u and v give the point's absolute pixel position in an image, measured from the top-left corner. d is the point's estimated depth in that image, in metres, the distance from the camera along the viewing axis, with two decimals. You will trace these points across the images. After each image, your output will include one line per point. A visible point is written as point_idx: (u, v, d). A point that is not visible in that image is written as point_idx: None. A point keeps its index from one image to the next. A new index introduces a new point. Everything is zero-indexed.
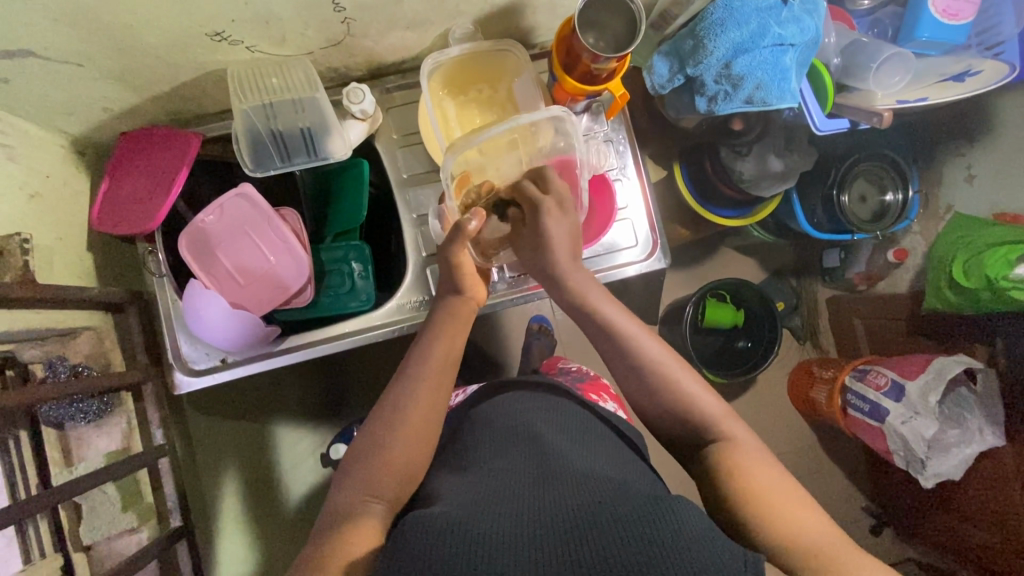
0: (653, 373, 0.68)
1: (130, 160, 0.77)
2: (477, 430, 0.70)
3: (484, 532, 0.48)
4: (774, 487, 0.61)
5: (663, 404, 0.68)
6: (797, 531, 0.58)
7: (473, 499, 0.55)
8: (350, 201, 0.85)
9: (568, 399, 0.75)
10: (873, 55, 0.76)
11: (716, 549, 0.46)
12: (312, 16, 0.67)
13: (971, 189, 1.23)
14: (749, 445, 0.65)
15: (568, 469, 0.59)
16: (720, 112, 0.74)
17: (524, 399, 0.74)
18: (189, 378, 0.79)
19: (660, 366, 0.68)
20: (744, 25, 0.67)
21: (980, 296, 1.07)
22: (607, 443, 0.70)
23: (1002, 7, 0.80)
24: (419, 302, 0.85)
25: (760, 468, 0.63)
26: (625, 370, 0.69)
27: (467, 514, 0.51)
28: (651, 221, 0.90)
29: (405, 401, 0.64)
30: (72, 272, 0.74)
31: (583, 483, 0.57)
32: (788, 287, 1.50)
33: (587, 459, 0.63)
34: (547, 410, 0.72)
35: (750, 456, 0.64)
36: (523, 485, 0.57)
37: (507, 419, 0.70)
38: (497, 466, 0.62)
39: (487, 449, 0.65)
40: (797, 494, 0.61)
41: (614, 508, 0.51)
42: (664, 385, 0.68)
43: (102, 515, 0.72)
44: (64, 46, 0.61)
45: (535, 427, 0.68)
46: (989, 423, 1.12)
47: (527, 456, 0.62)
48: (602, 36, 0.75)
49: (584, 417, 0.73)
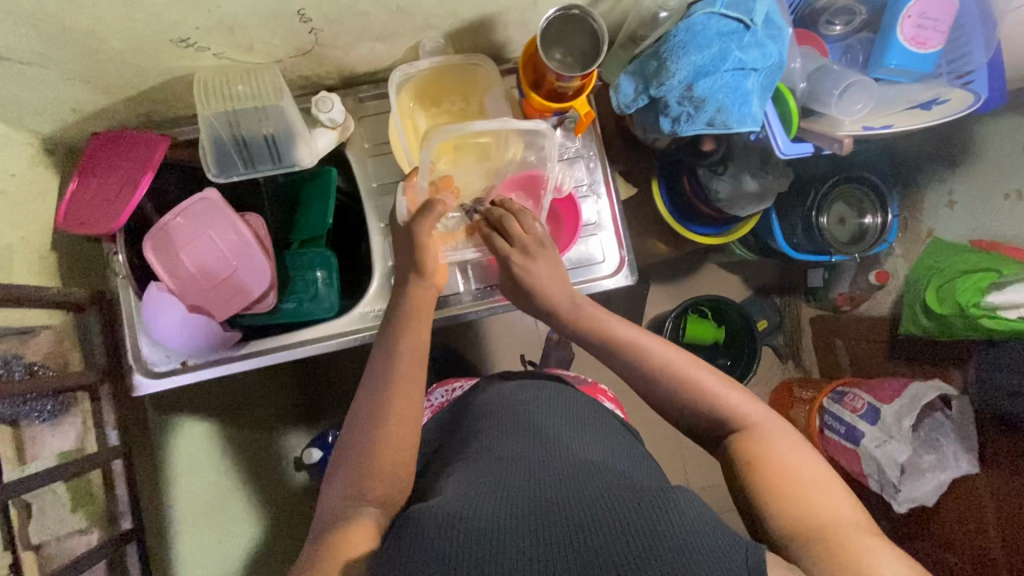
0: (653, 370, 0.68)
1: (98, 160, 0.77)
2: (484, 421, 0.72)
3: (483, 524, 0.49)
4: (793, 470, 0.59)
5: (663, 396, 0.68)
6: (812, 516, 0.55)
7: (474, 491, 0.56)
8: (316, 209, 0.86)
9: (570, 396, 0.76)
10: (837, 81, 0.77)
11: (714, 539, 0.47)
12: (278, 26, 0.68)
13: (953, 215, 1.19)
14: (771, 434, 0.63)
15: (569, 464, 0.60)
16: (684, 133, 0.75)
17: (530, 395, 0.75)
18: (147, 381, 0.80)
19: (665, 363, 0.68)
20: (705, 48, 0.68)
21: (954, 323, 1.06)
22: (613, 438, 0.71)
23: (972, 37, 0.80)
24: (382, 311, 0.86)
25: (784, 451, 0.60)
26: (632, 372, 0.69)
27: (467, 506, 0.52)
28: (619, 237, 0.91)
29: (356, 412, 0.64)
30: (33, 270, 0.75)
31: (586, 476, 0.58)
32: (771, 305, 1.49)
33: (591, 453, 0.64)
34: (554, 408, 0.73)
35: (776, 447, 0.62)
36: (522, 478, 0.59)
37: (513, 415, 0.71)
38: (500, 459, 0.62)
39: (491, 442, 0.66)
40: (820, 477, 0.58)
41: (616, 501, 0.52)
42: (672, 382, 0.67)
43: (51, 513, 0.72)
44: (28, 49, 0.61)
45: (538, 424, 0.68)
46: (963, 450, 1.11)
47: (531, 450, 0.63)
48: (568, 51, 0.77)
49: (595, 414, 0.74)
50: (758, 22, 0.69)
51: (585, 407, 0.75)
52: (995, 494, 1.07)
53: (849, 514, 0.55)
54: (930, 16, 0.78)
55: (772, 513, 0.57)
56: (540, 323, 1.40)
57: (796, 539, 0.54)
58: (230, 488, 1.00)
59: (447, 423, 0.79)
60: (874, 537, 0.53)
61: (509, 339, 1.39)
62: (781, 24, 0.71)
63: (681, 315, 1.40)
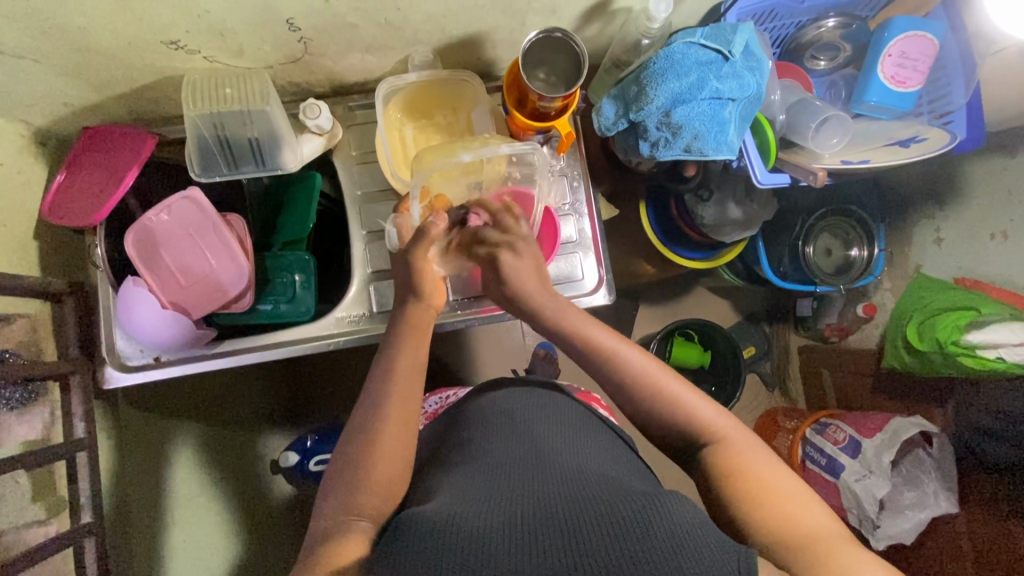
0: (631, 378, 0.67)
1: (86, 155, 0.79)
2: (475, 426, 0.72)
3: (473, 526, 0.50)
4: (774, 483, 0.58)
5: (648, 412, 0.67)
6: (796, 527, 0.55)
7: (466, 497, 0.55)
8: (299, 212, 0.88)
9: (556, 400, 0.77)
10: (814, 115, 0.80)
11: (706, 541, 0.47)
12: (267, 33, 0.69)
13: (939, 252, 1.18)
14: (742, 445, 0.63)
15: (563, 467, 0.60)
16: (661, 157, 0.76)
17: (522, 399, 0.76)
18: (118, 373, 0.81)
19: (636, 376, 0.67)
20: (683, 76, 0.70)
21: (934, 360, 1.06)
22: (603, 442, 0.71)
23: (953, 78, 0.81)
24: (359, 316, 0.87)
25: (761, 465, 0.60)
26: (613, 384, 0.68)
27: (459, 512, 0.52)
28: (599, 257, 0.91)
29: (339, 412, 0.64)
30: (14, 259, 0.75)
31: (579, 480, 0.58)
32: (759, 332, 1.47)
33: (585, 457, 0.64)
34: (541, 412, 0.72)
35: (747, 459, 0.61)
36: (515, 478, 0.59)
37: (506, 419, 0.71)
38: (488, 463, 0.62)
39: (484, 446, 0.66)
40: (795, 490, 0.58)
41: (609, 504, 0.52)
42: (640, 397, 0.67)
43: (11, 503, 0.70)
44: (19, 42, 0.62)
45: (530, 427, 0.68)
46: (944, 488, 1.09)
47: (522, 453, 0.63)
48: (551, 71, 0.80)
49: (575, 413, 0.75)
50: (736, 54, 0.71)
51: (576, 414, 0.75)
52: (974, 531, 1.06)
53: (824, 520, 0.55)
54: (910, 55, 0.81)
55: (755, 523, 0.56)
56: (528, 338, 1.40)
57: (777, 549, 0.54)
58: (203, 484, 1.00)
59: (441, 435, 0.79)
60: (855, 543, 0.53)
61: (492, 351, 1.39)
62: (760, 56, 0.74)
63: (667, 337, 1.39)
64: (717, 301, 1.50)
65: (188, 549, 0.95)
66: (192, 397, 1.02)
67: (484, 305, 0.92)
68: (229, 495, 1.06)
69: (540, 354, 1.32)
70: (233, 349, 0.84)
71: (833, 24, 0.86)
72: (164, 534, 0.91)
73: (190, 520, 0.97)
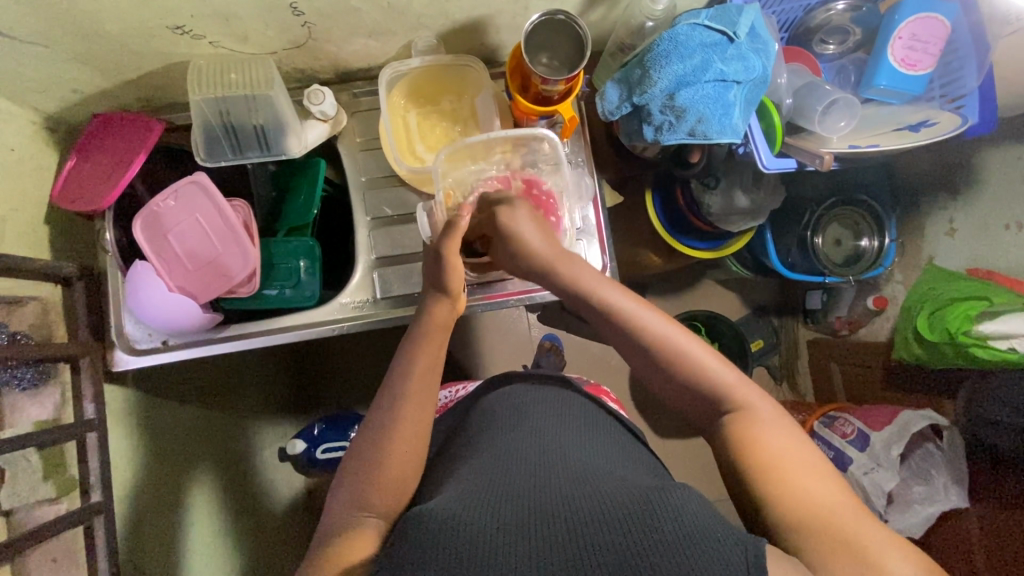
0: (650, 342, 0.64)
1: (95, 141, 0.80)
2: (481, 422, 0.73)
3: (485, 526, 0.49)
4: (792, 458, 0.56)
5: (669, 377, 0.64)
6: (811, 505, 0.53)
7: (476, 491, 0.55)
8: (303, 198, 0.89)
9: (565, 392, 0.77)
10: (821, 98, 0.79)
11: (712, 537, 0.47)
12: (271, 18, 0.69)
13: (953, 242, 1.16)
14: (761, 416, 0.60)
15: (570, 466, 0.59)
16: (666, 142, 0.75)
17: (529, 393, 0.76)
18: (128, 357, 0.83)
19: (657, 341, 0.63)
20: (687, 58, 0.70)
21: (944, 352, 1.04)
22: (611, 438, 0.70)
23: (965, 61, 0.80)
24: (364, 302, 0.88)
25: (778, 437, 0.58)
26: (632, 348, 0.65)
27: (469, 509, 0.51)
28: (603, 242, 0.90)
29: None
30: (25, 242, 0.77)
31: (587, 477, 0.57)
32: (768, 325, 1.46)
33: (593, 455, 0.63)
34: (548, 405, 0.73)
35: (764, 428, 0.59)
36: (524, 473, 0.58)
37: (516, 415, 0.70)
38: (501, 457, 0.62)
39: (494, 441, 0.66)
40: (814, 463, 0.56)
41: (616, 501, 0.51)
42: (659, 356, 0.64)
43: (23, 481, 0.71)
44: (29, 27, 0.63)
45: (537, 424, 0.68)
46: (954, 482, 1.07)
47: (532, 449, 0.63)
48: (554, 56, 0.79)
49: (583, 410, 0.74)
50: (741, 36, 0.70)
51: (583, 408, 0.75)
52: (983, 525, 1.04)
53: (842, 499, 0.53)
54: (921, 38, 0.79)
55: (763, 494, 0.55)
56: (534, 329, 1.40)
57: (795, 531, 0.52)
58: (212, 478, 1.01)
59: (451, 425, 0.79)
60: (874, 522, 0.52)
61: (498, 342, 1.39)
62: (767, 38, 0.73)
63: None
64: (724, 293, 1.48)
65: (204, 543, 0.96)
66: (201, 386, 1.02)
67: (492, 292, 0.92)
68: (240, 487, 1.07)
69: (546, 344, 1.32)
70: (240, 333, 0.85)
71: (843, 7, 0.85)
72: (184, 531, 0.92)
73: (203, 513, 0.97)
